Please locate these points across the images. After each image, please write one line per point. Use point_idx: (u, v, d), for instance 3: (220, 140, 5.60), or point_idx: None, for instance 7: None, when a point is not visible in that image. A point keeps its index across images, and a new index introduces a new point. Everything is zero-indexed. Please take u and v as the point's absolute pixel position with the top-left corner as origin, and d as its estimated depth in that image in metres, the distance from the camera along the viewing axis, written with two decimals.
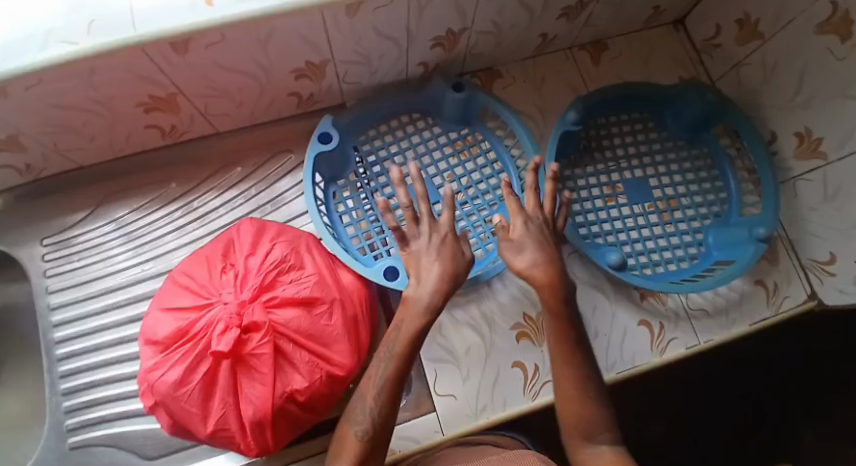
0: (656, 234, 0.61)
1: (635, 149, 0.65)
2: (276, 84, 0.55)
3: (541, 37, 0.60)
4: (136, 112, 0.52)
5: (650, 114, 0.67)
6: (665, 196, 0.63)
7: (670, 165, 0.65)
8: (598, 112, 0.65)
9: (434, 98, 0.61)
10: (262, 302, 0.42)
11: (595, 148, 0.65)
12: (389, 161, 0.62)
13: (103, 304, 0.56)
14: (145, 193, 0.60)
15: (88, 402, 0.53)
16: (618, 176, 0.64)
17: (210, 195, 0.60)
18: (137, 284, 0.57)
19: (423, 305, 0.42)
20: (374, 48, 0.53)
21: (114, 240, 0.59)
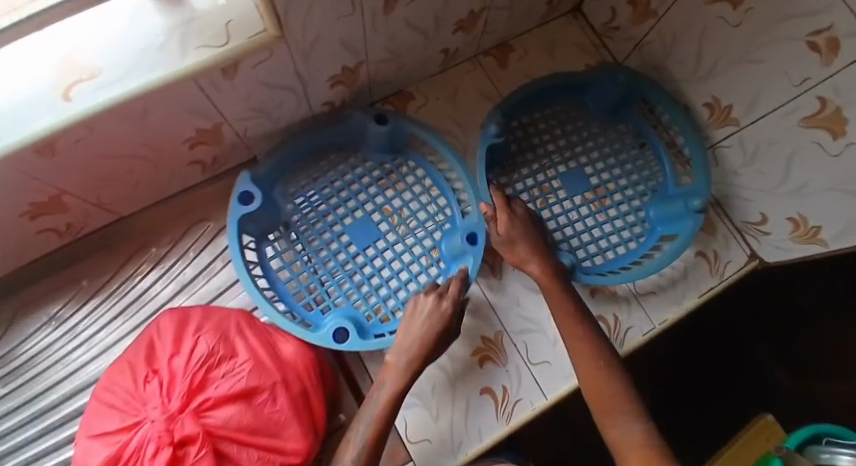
0: (600, 221, 0.61)
1: (565, 142, 0.65)
2: (172, 157, 0.51)
3: (443, 53, 0.59)
4: (20, 222, 0.47)
5: (572, 101, 0.66)
6: (602, 183, 0.63)
7: (600, 149, 0.64)
8: (521, 111, 0.64)
9: (358, 132, 0.58)
10: (194, 409, 0.38)
11: (526, 148, 0.64)
12: (321, 206, 0.58)
13: (27, 433, 0.50)
14: (55, 299, 0.55)
15: None
16: (553, 171, 0.63)
17: (127, 286, 0.55)
18: (63, 402, 0.52)
19: (403, 367, 0.44)
20: (269, 100, 0.50)
21: (27, 359, 0.53)
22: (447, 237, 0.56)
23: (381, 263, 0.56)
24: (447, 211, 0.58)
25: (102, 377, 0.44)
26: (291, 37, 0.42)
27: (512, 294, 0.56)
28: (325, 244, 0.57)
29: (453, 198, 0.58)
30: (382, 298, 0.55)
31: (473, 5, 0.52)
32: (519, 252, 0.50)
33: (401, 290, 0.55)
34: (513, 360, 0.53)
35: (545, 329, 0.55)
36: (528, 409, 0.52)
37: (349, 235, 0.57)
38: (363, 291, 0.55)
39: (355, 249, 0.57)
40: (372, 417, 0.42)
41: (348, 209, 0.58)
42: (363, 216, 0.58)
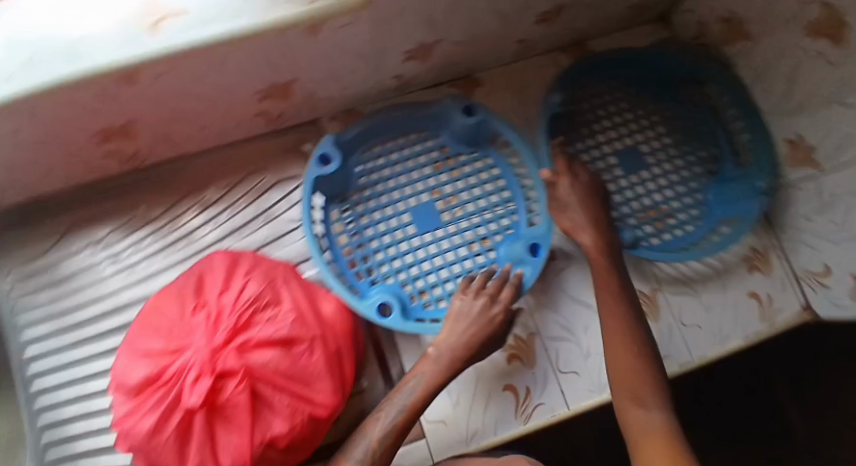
0: (656, 201, 0.58)
1: (620, 118, 0.61)
2: (240, 106, 0.51)
3: (520, 43, 0.56)
4: (92, 142, 0.49)
5: (631, 79, 0.63)
6: (658, 164, 0.60)
7: (657, 128, 0.62)
8: (579, 83, 0.61)
9: (442, 116, 0.58)
10: (237, 344, 0.40)
11: (581, 123, 0.60)
12: (390, 181, 0.59)
13: (73, 337, 0.53)
14: (116, 217, 0.57)
15: (55, 440, 0.50)
16: (609, 149, 0.60)
17: (185, 218, 0.57)
18: (106, 317, 0.54)
19: (444, 362, 0.45)
20: (342, 65, 0.50)
21: (83, 269, 0.56)
22: (507, 242, 0.55)
23: (437, 251, 0.57)
24: (514, 216, 0.57)
25: (154, 301, 0.46)
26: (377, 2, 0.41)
27: (550, 300, 0.56)
28: (386, 219, 0.58)
29: (523, 206, 0.57)
30: (429, 284, 0.55)
31: None
32: (572, 218, 0.50)
33: (449, 281, 0.55)
34: (541, 365, 0.54)
35: (578, 340, 0.55)
36: (547, 415, 0.52)
37: (412, 216, 0.58)
38: (413, 273, 0.56)
39: (414, 231, 0.57)
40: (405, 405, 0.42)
41: (417, 191, 0.58)
42: (428, 201, 0.58)
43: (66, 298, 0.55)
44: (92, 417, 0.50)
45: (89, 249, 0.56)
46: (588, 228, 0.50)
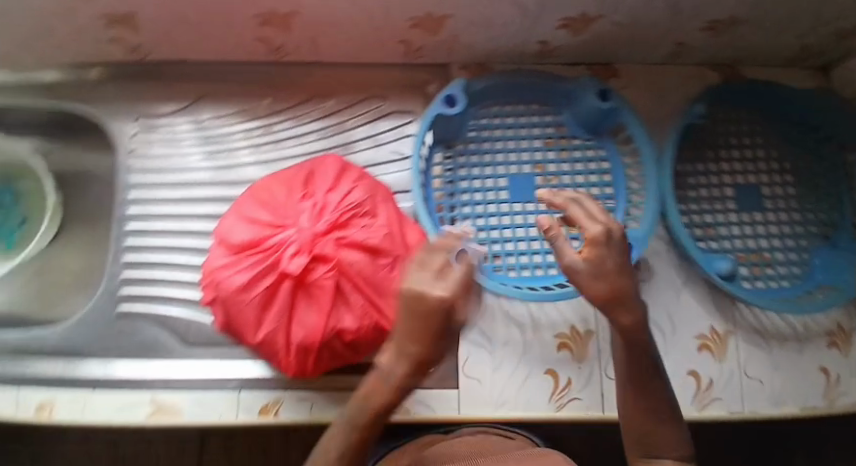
0: (760, 246, 0.56)
1: (750, 154, 0.59)
2: (392, 27, 0.51)
3: (676, 46, 0.55)
4: (252, 23, 0.50)
5: (775, 118, 0.60)
6: (774, 210, 0.58)
7: (785, 174, 0.59)
8: (726, 106, 0.59)
9: (571, 94, 0.56)
10: (334, 237, 0.43)
11: (709, 145, 0.58)
12: (499, 143, 0.58)
13: (164, 195, 0.57)
14: (233, 101, 0.60)
15: (143, 279, 0.56)
16: (730, 180, 0.57)
17: (289, 122, 0.60)
18: (197, 187, 0.58)
19: (400, 384, 0.27)
20: (501, 14, 0.49)
21: (189, 137, 0.59)
22: None
23: (522, 223, 0.57)
24: (609, 214, 0.56)
25: (268, 179, 0.50)
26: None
27: None
28: (483, 178, 0.58)
29: (623, 207, 0.55)
30: (505, 251, 0.56)
31: (738, 9, 0.48)
32: (601, 288, 0.31)
33: (525, 254, 0.56)
34: (589, 364, 0.53)
35: None
36: (580, 411, 0.52)
37: (508, 183, 0.58)
38: (493, 236, 0.57)
39: (506, 197, 0.57)
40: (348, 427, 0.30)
41: (522, 159, 0.58)
42: (528, 173, 0.57)
43: (169, 157, 0.59)
44: (179, 269, 0.56)
45: (201, 121, 0.59)
46: (628, 297, 0.32)
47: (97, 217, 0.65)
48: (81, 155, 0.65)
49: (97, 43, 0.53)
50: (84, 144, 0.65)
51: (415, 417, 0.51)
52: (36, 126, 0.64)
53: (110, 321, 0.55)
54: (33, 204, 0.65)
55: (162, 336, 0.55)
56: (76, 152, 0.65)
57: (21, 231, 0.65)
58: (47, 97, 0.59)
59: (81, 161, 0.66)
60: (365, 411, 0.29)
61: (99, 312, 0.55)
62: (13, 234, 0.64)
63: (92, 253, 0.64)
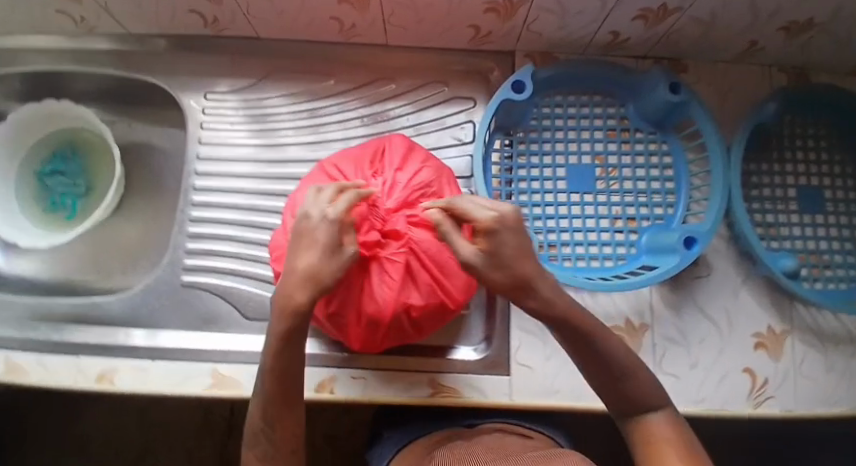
0: (821, 249, 0.56)
1: (813, 157, 0.58)
2: (465, 11, 0.51)
3: (748, 44, 0.55)
4: (330, 1, 0.50)
5: (842, 124, 0.59)
6: (835, 214, 0.57)
7: (847, 180, 0.58)
8: (800, 109, 0.58)
9: (638, 86, 0.56)
10: (405, 215, 0.43)
11: (774, 146, 0.58)
12: (559, 132, 0.58)
13: (204, 169, 0.59)
14: (288, 84, 0.61)
15: (206, 250, 0.58)
16: (792, 182, 0.58)
17: (331, 103, 0.60)
18: (237, 163, 0.60)
19: (300, 312, 0.35)
20: (578, 2, 0.49)
21: (233, 117, 0.61)
22: (655, 230, 0.54)
23: (579, 213, 0.56)
24: (669, 209, 0.55)
25: (335, 156, 0.50)
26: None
27: (677, 302, 0.54)
28: (542, 166, 0.57)
29: (684, 202, 0.54)
30: (561, 241, 0.55)
31: (820, 13, 0.48)
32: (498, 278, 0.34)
33: (581, 246, 0.55)
34: (644, 357, 0.52)
35: (690, 349, 0.53)
36: None
37: (567, 173, 0.57)
38: (550, 225, 0.56)
39: (565, 187, 0.57)
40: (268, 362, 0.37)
41: (581, 150, 0.58)
42: (588, 164, 0.57)
43: (220, 133, 0.60)
44: (239, 242, 0.57)
45: (260, 101, 0.61)
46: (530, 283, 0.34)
47: (157, 189, 0.67)
48: (145, 127, 0.67)
49: (174, 14, 0.54)
50: (149, 115, 0.67)
51: (465, 400, 0.50)
52: (105, 93, 0.66)
53: (174, 290, 0.57)
54: (99, 173, 0.66)
55: (224, 307, 0.55)
56: (140, 126, 0.68)
57: (85, 198, 0.66)
58: (119, 67, 0.61)
59: (146, 134, 0.68)
60: (283, 344, 0.36)
61: (161, 280, 0.57)
62: (77, 201, 0.65)
63: (150, 225, 0.66)
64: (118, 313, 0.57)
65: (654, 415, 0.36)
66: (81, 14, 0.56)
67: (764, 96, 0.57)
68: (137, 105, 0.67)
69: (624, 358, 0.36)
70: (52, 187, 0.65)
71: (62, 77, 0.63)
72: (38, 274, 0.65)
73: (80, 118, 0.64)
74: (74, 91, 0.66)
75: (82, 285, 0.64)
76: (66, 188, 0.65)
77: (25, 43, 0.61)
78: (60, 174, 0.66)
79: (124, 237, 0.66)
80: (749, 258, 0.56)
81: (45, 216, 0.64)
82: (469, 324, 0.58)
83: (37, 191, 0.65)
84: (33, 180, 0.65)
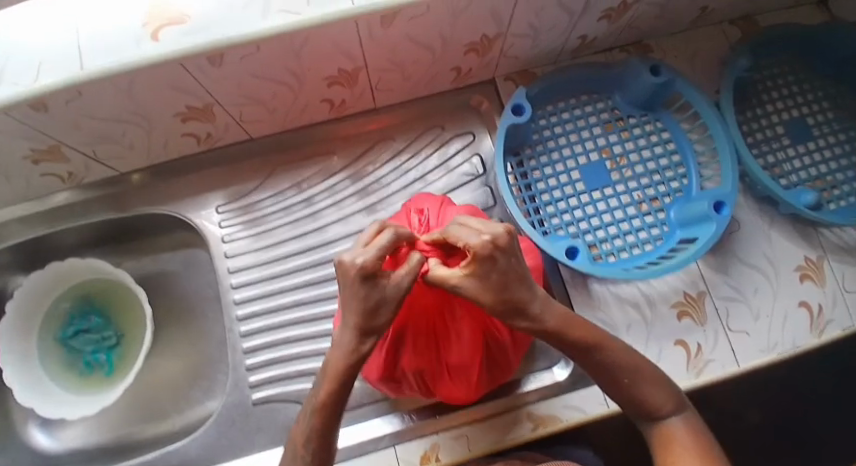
0: (826, 171, 0.60)
1: (788, 91, 0.63)
2: (447, 57, 0.54)
3: (701, 10, 0.59)
4: (320, 86, 0.52)
5: (800, 54, 0.64)
6: (825, 136, 0.61)
7: (823, 102, 0.63)
8: (761, 52, 0.63)
9: (622, 78, 0.60)
10: None
11: (751, 93, 0.63)
12: (561, 139, 0.61)
13: (240, 280, 0.59)
14: (282, 177, 0.61)
15: (268, 361, 0.56)
16: (778, 120, 0.62)
17: (317, 181, 0.61)
18: (270, 265, 0.59)
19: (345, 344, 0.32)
20: (549, 21, 0.51)
21: (237, 230, 0.60)
22: (680, 203, 0.56)
23: (606, 208, 0.58)
24: (684, 180, 0.58)
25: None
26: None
27: (721, 263, 0.57)
28: (557, 175, 0.59)
29: (695, 169, 0.58)
30: (599, 239, 0.57)
31: None
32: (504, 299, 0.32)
33: (618, 237, 0.57)
34: (712, 323, 0.54)
35: (749, 303, 0.55)
36: (718, 371, 0.53)
37: (582, 174, 0.60)
38: (583, 227, 0.57)
39: (584, 188, 0.59)
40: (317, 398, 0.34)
41: (586, 149, 0.60)
42: (598, 160, 0.60)
43: (242, 243, 0.60)
44: (297, 342, 0.56)
45: (270, 199, 0.61)
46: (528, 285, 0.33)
47: (187, 315, 0.65)
48: (156, 257, 0.66)
49: (166, 140, 0.53)
50: (158, 245, 0.65)
51: (569, 422, 0.50)
52: (105, 237, 0.63)
53: (245, 411, 0.55)
54: (124, 317, 0.63)
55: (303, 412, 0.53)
56: (150, 257, 0.66)
57: (118, 348, 0.62)
58: (116, 209, 0.59)
59: (158, 261, 0.66)
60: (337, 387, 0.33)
61: (230, 404, 0.55)
62: (111, 353, 0.62)
63: (191, 353, 0.63)
64: (196, 455, 0.53)
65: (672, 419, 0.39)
66: (68, 170, 0.53)
67: (729, 52, 0.61)
68: (141, 238, 0.65)
69: (636, 368, 0.38)
70: (81, 348, 0.62)
71: (53, 236, 0.59)
72: (95, 437, 0.60)
73: (91, 270, 0.62)
74: (70, 245, 0.62)
75: (141, 435, 0.60)
76: (95, 344, 0.62)
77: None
78: (84, 332, 0.62)
79: (168, 373, 0.63)
80: (768, 200, 0.59)
81: (83, 380, 0.61)
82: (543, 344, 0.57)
83: (65, 357, 0.61)
84: (59, 348, 0.62)
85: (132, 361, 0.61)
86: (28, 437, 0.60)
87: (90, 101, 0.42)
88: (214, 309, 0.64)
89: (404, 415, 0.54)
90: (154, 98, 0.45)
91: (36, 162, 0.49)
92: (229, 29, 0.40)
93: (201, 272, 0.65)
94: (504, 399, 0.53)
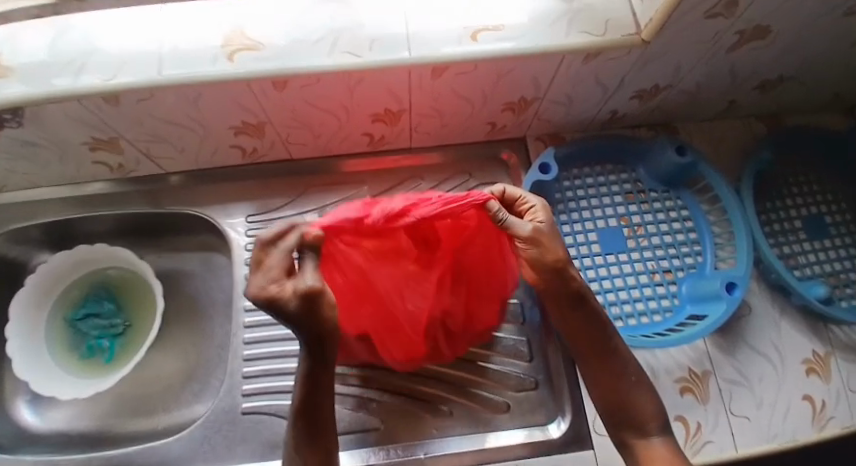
0: (841, 268, 0.61)
1: (806, 189, 0.65)
2: (486, 112, 0.58)
3: (727, 103, 0.63)
4: (366, 120, 0.56)
5: (820, 157, 0.67)
6: (840, 235, 0.63)
7: (839, 203, 0.65)
8: (783, 149, 0.66)
9: (647, 152, 0.63)
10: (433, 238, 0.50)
11: (771, 187, 0.66)
12: (584, 201, 0.63)
13: None
14: (312, 198, 0.63)
15: (266, 370, 0.57)
16: (796, 213, 0.64)
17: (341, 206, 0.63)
18: None
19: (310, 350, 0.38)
20: (584, 93, 0.56)
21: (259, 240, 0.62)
22: (692, 279, 0.58)
23: (618, 273, 0.59)
24: (698, 257, 0.60)
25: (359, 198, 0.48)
26: (654, 41, 0.45)
27: (729, 344, 0.57)
28: (574, 234, 0.61)
29: (711, 249, 0.60)
30: (609, 302, 0.58)
31: (782, 72, 0.56)
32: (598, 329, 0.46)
33: (627, 303, 0.58)
34: (714, 404, 0.54)
35: (753, 387, 0.55)
36: (717, 454, 0.52)
37: (599, 236, 0.61)
38: (594, 288, 0.58)
39: (599, 250, 0.61)
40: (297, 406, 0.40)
41: (606, 214, 0.63)
42: (616, 226, 0.62)
43: None
44: (297, 358, 0.56)
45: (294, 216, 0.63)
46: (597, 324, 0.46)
47: (196, 314, 0.66)
48: (179, 255, 0.68)
49: (215, 148, 0.57)
50: (182, 243, 0.68)
51: None
52: (135, 229, 0.66)
53: (235, 419, 0.54)
54: (136, 307, 0.65)
55: None
56: (173, 253, 0.68)
57: (123, 337, 0.63)
58: (151, 204, 0.62)
59: (180, 259, 0.68)
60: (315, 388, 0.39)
61: (222, 409, 0.55)
62: (115, 340, 0.63)
63: (192, 352, 0.64)
64: (179, 454, 0.52)
65: (655, 439, 0.42)
66: (119, 161, 0.57)
67: (751, 145, 0.65)
68: (167, 235, 0.68)
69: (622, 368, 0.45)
70: (86, 332, 0.63)
71: (86, 220, 0.62)
72: (78, 423, 0.60)
73: (118, 258, 0.65)
74: (100, 230, 0.65)
75: (124, 428, 0.59)
76: (102, 330, 0.63)
77: (40, 197, 0.61)
78: (95, 317, 0.64)
79: (164, 370, 0.63)
80: (780, 290, 0.60)
81: (81, 364, 0.61)
82: (541, 399, 0.55)
83: (70, 338, 0.63)
84: (66, 329, 0.63)
85: (134, 352, 0.62)
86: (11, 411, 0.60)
87: (157, 103, 0.46)
88: (223, 313, 0.65)
89: (390, 449, 0.53)
90: (215, 110, 0.49)
91: (93, 148, 0.53)
92: (298, 61, 0.44)
93: (218, 275, 0.67)
94: (496, 449, 0.52)
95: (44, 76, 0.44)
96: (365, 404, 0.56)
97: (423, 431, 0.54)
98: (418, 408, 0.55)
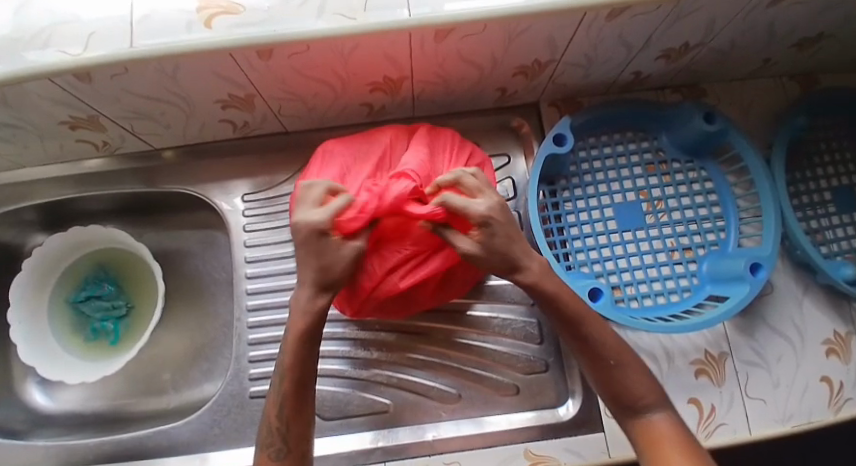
0: None
1: (841, 157, 0.60)
2: (495, 77, 0.52)
3: (762, 62, 0.56)
4: (363, 90, 0.51)
5: None
6: None
7: None
8: (818, 113, 0.60)
9: (671, 120, 0.58)
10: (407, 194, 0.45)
11: (803, 155, 0.61)
12: (599, 173, 0.59)
13: (254, 271, 0.59)
14: None
15: (270, 354, 0.56)
16: (827, 184, 0.59)
17: None
18: (285, 260, 0.59)
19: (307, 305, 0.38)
20: (604, 54, 0.50)
21: (256, 220, 0.60)
22: (714, 257, 0.54)
23: (635, 251, 0.56)
24: (721, 233, 0.56)
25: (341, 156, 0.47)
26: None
27: (747, 325, 0.55)
28: (589, 209, 0.58)
29: (735, 224, 0.56)
30: (624, 282, 0.55)
31: (828, 26, 0.50)
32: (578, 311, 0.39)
33: (644, 283, 0.55)
34: (730, 386, 0.52)
35: (770, 369, 0.53)
36: (730, 436, 0.50)
37: (615, 212, 0.58)
38: (609, 267, 0.55)
39: (615, 226, 0.57)
40: (284, 366, 0.38)
41: (624, 188, 0.59)
42: (635, 200, 0.58)
43: (261, 234, 0.60)
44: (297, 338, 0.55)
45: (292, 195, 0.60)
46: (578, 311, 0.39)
47: (199, 295, 0.64)
48: (176, 234, 0.66)
49: (203, 123, 0.53)
50: (178, 221, 0.65)
51: None
52: (129, 208, 0.64)
53: (241, 403, 0.54)
54: (137, 288, 0.64)
55: None
56: (170, 232, 0.66)
57: (127, 318, 0.63)
58: (143, 182, 0.59)
59: (177, 238, 0.66)
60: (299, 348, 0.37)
61: (228, 393, 0.54)
62: (119, 322, 0.62)
63: (196, 333, 0.63)
64: (188, 437, 0.53)
65: (655, 415, 0.38)
66: (104, 139, 0.54)
67: (784, 109, 0.59)
68: (162, 213, 0.65)
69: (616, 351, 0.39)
70: (91, 314, 0.63)
71: (78, 200, 0.60)
72: (91, 404, 0.60)
73: (116, 239, 0.63)
74: (93, 210, 0.63)
75: (135, 408, 0.60)
76: (105, 312, 0.62)
77: (27, 178, 0.58)
78: (97, 298, 0.63)
79: (169, 351, 0.62)
80: (805, 268, 0.57)
81: (88, 346, 0.61)
82: (551, 382, 0.54)
83: (75, 320, 0.62)
84: (70, 312, 0.62)
85: (139, 334, 0.61)
86: (24, 394, 0.60)
87: (132, 78, 0.42)
88: (225, 294, 0.64)
89: (397, 432, 0.52)
90: (198, 83, 0.45)
91: (73, 127, 0.50)
92: (283, 27, 0.39)
93: (217, 254, 0.65)
94: (504, 432, 0.51)
95: (5, 50, 0.40)
96: (371, 387, 0.55)
97: (431, 414, 0.53)
98: (425, 391, 0.54)
